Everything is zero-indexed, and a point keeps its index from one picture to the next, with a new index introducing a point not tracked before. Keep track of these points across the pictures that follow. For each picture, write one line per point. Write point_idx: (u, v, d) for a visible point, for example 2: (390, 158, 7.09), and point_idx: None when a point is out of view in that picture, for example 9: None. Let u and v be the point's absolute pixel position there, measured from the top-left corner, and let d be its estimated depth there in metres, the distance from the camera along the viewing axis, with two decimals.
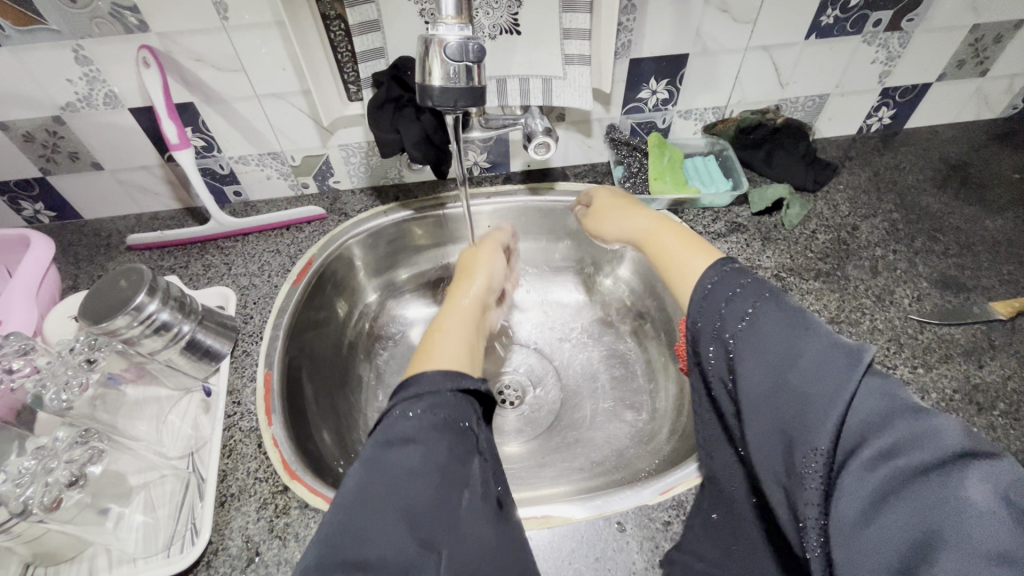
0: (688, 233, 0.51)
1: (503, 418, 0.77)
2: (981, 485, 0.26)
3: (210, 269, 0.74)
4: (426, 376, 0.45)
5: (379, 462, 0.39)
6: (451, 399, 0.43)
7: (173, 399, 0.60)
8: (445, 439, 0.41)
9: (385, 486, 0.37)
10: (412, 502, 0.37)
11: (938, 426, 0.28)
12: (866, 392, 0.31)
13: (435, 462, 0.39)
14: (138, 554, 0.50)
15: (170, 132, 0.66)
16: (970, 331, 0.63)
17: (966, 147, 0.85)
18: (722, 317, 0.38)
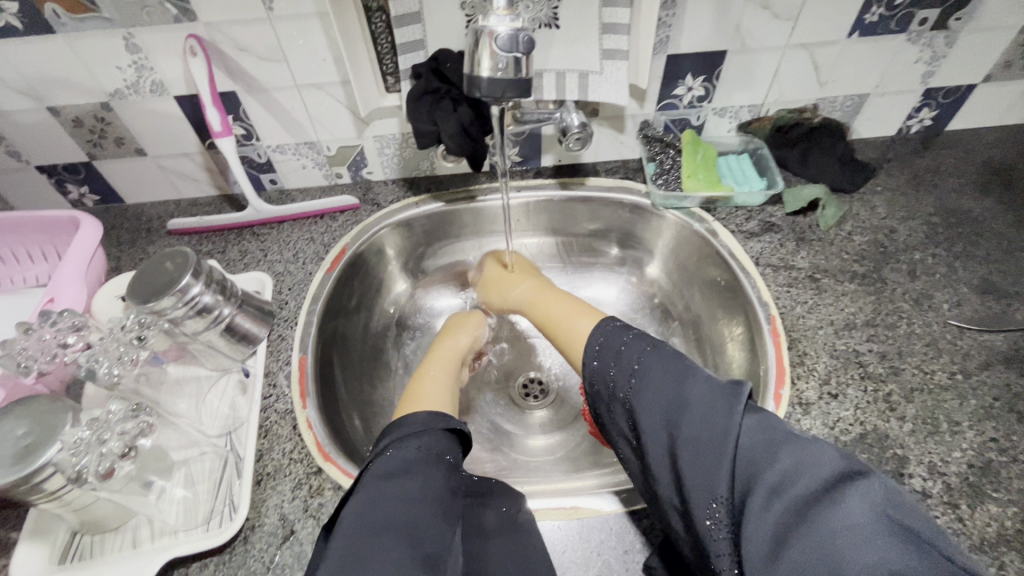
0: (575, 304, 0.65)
1: (528, 411, 0.78)
2: (860, 504, 0.31)
3: (247, 255, 0.76)
4: (410, 420, 0.49)
5: (381, 487, 0.42)
6: (436, 435, 0.48)
7: (211, 379, 0.62)
8: (438, 470, 0.45)
9: (388, 505, 0.41)
10: (413, 523, 0.40)
11: (817, 454, 0.35)
12: (750, 428, 0.37)
13: (433, 488, 0.43)
14: (179, 527, 0.51)
15: (213, 120, 0.68)
16: (1012, 338, 0.61)
17: (1011, 151, 0.82)
18: (620, 369, 0.48)
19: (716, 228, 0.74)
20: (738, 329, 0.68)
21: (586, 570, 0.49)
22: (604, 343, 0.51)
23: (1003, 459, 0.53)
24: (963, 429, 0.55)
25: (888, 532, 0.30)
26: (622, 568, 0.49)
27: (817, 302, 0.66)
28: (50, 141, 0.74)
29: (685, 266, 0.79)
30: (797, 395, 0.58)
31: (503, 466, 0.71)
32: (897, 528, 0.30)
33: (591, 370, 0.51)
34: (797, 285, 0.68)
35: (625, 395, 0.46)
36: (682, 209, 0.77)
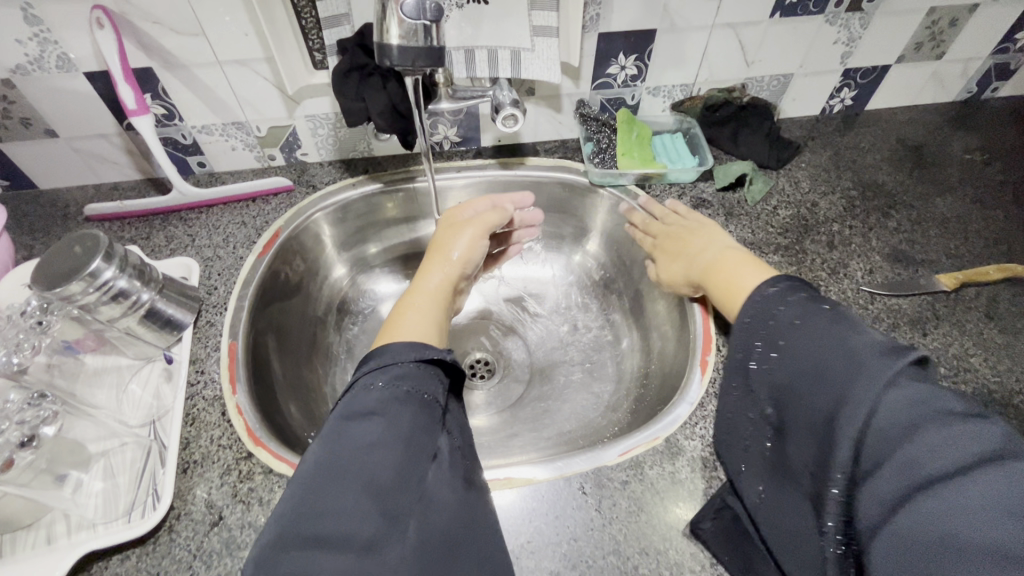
0: (750, 258, 0.58)
1: (475, 391, 0.78)
2: (999, 482, 0.29)
3: (173, 240, 0.73)
4: (392, 349, 0.47)
5: (343, 432, 0.41)
6: (412, 368, 0.47)
7: (133, 368, 0.59)
8: (408, 408, 0.43)
9: (348, 451, 0.40)
10: (376, 470, 0.39)
11: (971, 429, 0.32)
12: (896, 398, 0.34)
13: (399, 432, 0.42)
14: (97, 520, 0.49)
15: (127, 97, 0.64)
16: (916, 301, 0.66)
17: (923, 129, 0.87)
18: (772, 327, 0.43)
19: (650, 205, 0.76)
20: (672, 302, 0.70)
21: (517, 538, 0.50)
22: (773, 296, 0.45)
23: None
24: None
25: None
26: (553, 532, 0.50)
27: None
28: None
29: (622, 243, 0.81)
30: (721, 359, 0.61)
31: None
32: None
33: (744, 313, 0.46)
34: None
35: (767, 360, 0.43)
36: (619, 186, 0.79)
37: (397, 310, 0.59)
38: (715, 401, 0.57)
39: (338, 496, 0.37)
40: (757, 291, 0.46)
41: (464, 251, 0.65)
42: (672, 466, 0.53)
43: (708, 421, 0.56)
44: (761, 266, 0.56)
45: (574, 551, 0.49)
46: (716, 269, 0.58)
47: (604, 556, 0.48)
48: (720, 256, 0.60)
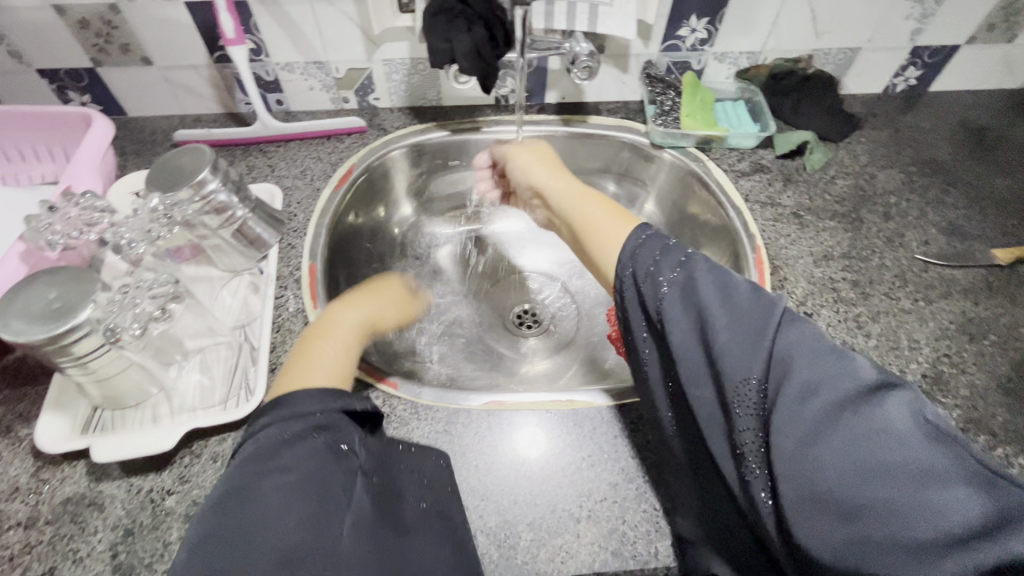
0: (611, 208, 0.59)
1: (462, 345, 0.79)
2: (899, 410, 0.30)
3: (255, 170, 0.77)
4: (296, 398, 0.43)
5: (234, 489, 0.37)
6: (325, 412, 0.43)
7: (224, 279, 0.64)
8: (317, 454, 0.40)
9: (240, 514, 0.35)
10: (276, 529, 0.35)
11: (900, 398, 0.31)
12: (796, 333, 0.34)
13: (303, 480, 0.37)
14: (197, 406, 0.54)
15: (226, 26, 0.68)
16: (970, 273, 0.67)
17: (986, 113, 0.87)
18: (645, 274, 0.41)
19: (709, 167, 0.78)
20: (727, 260, 0.73)
21: (578, 452, 0.53)
22: (649, 237, 0.44)
23: (953, 371, 0.59)
24: (920, 345, 0.61)
25: (953, 476, 0.28)
26: (612, 449, 0.53)
27: (799, 235, 0.71)
28: (55, 43, 0.74)
29: (677, 205, 0.83)
30: None
31: (497, 382, 0.75)
32: (942, 437, 0.29)
33: (624, 260, 0.43)
34: (782, 220, 0.72)
35: (659, 287, 0.40)
36: (680, 148, 0.81)
37: (314, 338, 0.54)
38: None
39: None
40: (636, 238, 0.45)
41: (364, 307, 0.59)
42: None
43: None
44: (606, 202, 0.60)
45: (632, 467, 0.52)
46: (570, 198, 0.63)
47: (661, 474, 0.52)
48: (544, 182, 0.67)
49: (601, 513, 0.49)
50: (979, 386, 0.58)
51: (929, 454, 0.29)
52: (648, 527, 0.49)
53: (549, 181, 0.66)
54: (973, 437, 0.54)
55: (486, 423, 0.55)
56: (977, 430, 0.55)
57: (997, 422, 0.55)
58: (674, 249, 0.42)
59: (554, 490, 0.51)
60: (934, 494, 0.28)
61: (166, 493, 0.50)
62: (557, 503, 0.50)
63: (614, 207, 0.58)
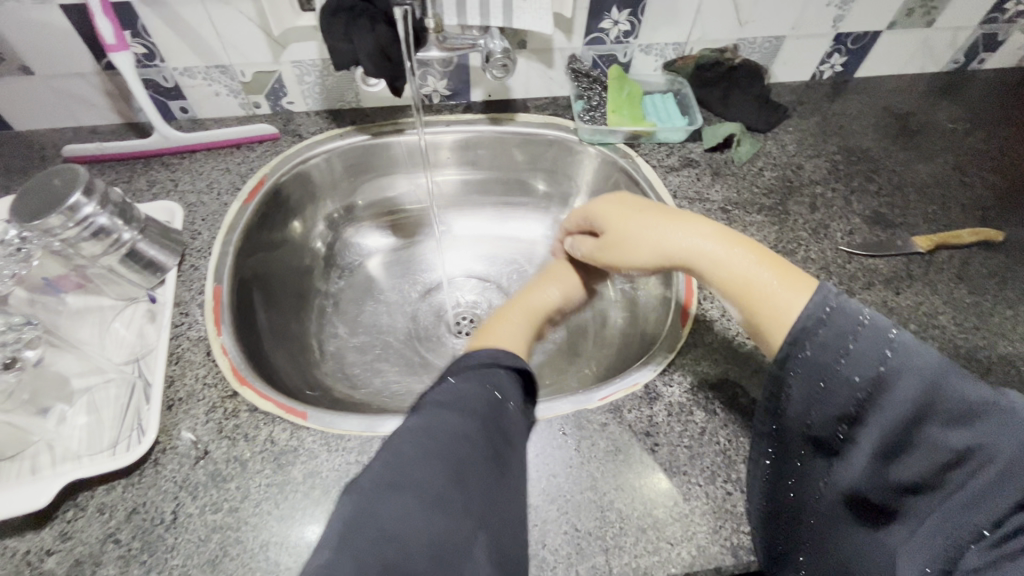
0: (768, 254, 0.46)
1: (392, 359, 0.76)
2: None
3: (156, 185, 0.72)
4: (484, 349, 0.46)
5: (407, 436, 0.37)
6: (500, 375, 0.44)
7: (116, 308, 0.59)
8: (476, 412, 0.40)
9: (405, 457, 0.36)
10: (429, 483, 0.35)
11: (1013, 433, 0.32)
12: (915, 382, 0.34)
13: (458, 441, 0.37)
14: (82, 452, 0.50)
15: (105, 31, 0.62)
16: (892, 262, 0.67)
17: (909, 97, 0.88)
18: (823, 345, 0.36)
19: (638, 163, 0.76)
20: None
21: None
22: (832, 313, 0.36)
23: None
24: None
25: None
26: (534, 469, 0.51)
27: None
28: None
29: None
30: (702, 312, 0.62)
31: None
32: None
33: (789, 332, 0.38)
34: (710, 216, 0.71)
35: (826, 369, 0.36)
36: (608, 144, 0.79)
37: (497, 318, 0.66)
38: (694, 350, 0.59)
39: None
40: (814, 308, 0.37)
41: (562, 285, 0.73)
42: (650, 411, 0.55)
43: (685, 369, 0.58)
44: (754, 247, 0.47)
45: (554, 486, 0.50)
46: (690, 250, 0.49)
47: (581, 492, 0.50)
48: (658, 246, 0.51)
49: None
50: None
51: (1004, 492, 0.32)
52: (568, 549, 0.47)
53: (698, 239, 0.48)
54: None
55: None
56: None
57: None
58: (845, 314, 0.36)
59: None
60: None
61: (45, 553, 0.45)
62: None
63: (775, 261, 0.45)
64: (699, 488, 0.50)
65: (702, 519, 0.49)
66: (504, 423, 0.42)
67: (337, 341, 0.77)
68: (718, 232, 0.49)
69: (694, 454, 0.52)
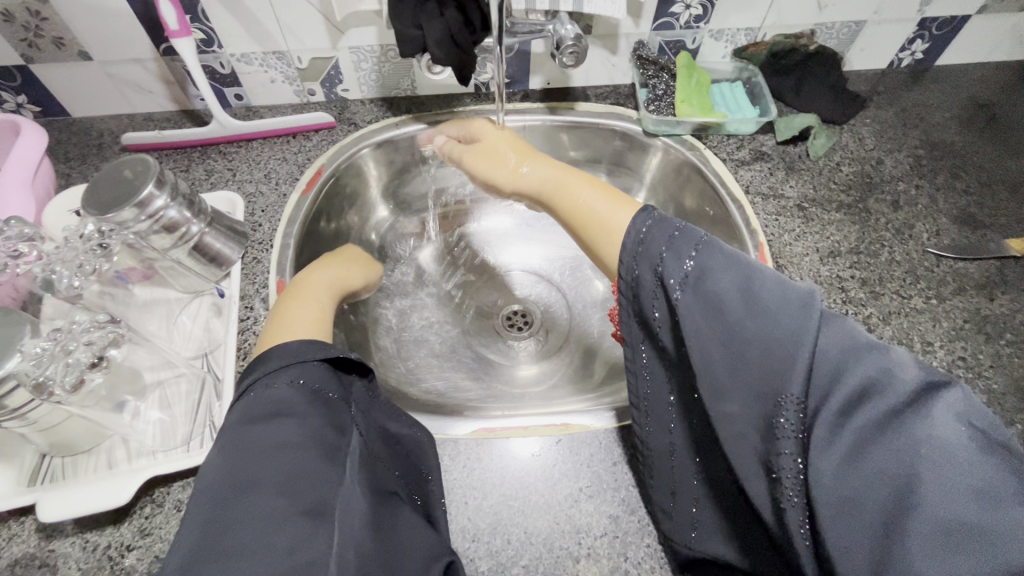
0: (606, 187, 0.52)
1: (451, 355, 0.75)
2: (951, 421, 0.29)
3: (213, 174, 0.71)
4: (284, 348, 0.43)
5: (241, 435, 0.37)
6: (312, 368, 0.42)
7: (182, 301, 0.58)
8: (307, 405, 0.40)
9: (248, 454, 0.35)
10: (287, 471, 0.35)
11: (883, 364, 0.31)
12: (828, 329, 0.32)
13: (304, 433, 0.37)
14: (157, 448, 0.49)
15: (168, 17, 0.60)
16: (983, 266, 0.63)
17: (995, 87, 0.82)
18: (709, 285, 0.35)
19: (707, 156, 0.73)
20: None
21: (576, 482, 0.49)
22: (649, 230, 0.39)
23: (969, 376, 0.55)
24: (934, 348, 0.57)
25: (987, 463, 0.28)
26: (611, 478, 0.49)
27: (804, 230, 0.66)
28: None
29: (673, 196, 0.78)
30: None
31: (486, 394, 0.71)
32: (995, 447, 0.29)
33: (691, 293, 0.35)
34: (785, 213, 0.68)
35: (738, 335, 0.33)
36: (674, 136, 0.75)
37: (289, 300, 0.54)
38: None
39: (237, 543, 0.31)
40: (719, 287, 0.34)
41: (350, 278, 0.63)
42: None
43: None
44: (598, 183, 0.53)
45: (634, 497, 0.48)
46: (557, 184, 0.55)
47: None
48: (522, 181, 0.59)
49: (601, 550, 0.46)
50: (997, 391, 0.54)
51: (977, 462, 0.28)
52: (651, 563, 0.45)
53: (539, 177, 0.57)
54: None
55: (475, 453, 0.51)
56: None
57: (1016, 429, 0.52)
58: (785, 297, 0.33)
59: (550, 527, 0.47)
60: (988, 515, 0.26)
61: (126, 548, 0.45)
62: (553, 542, 0.46)
63: (609, 188, 0.52)
64: None
65: None
66: (334, 404, 0.41)
67: (393, 335, 0.75)
68: (565, 168, 0.56)
69: None
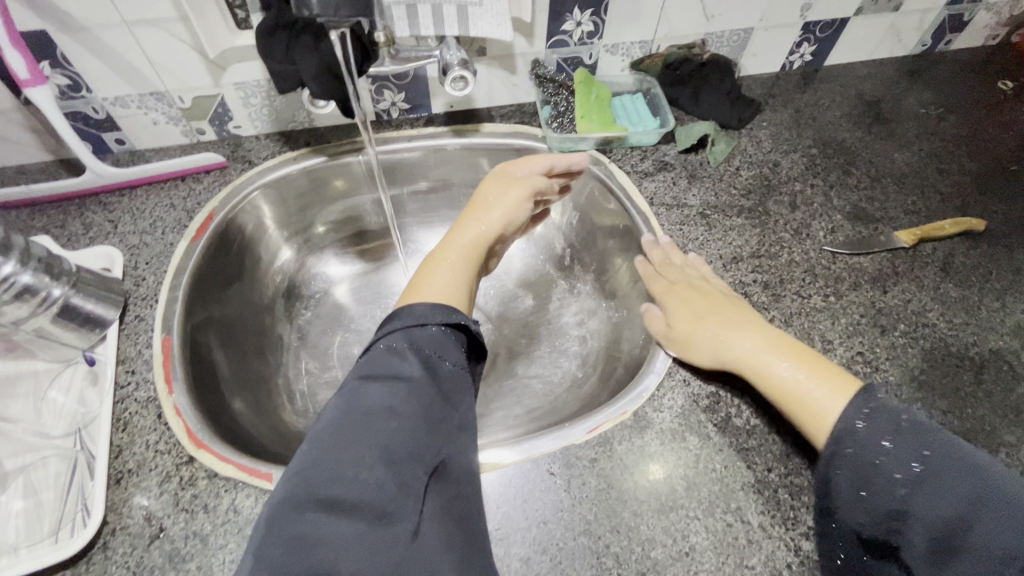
0: (816, 361, 0.49)
1: None
2: None
3: (92, 227, 0.66)
4: (413, 309, 0.47)
5: (357, 392, 0.41)
6: (430, 333, 0.45)
7: (51, 372, 0.54)
8: (418, 372, 0.42)
9: (365, 416, 0.39)
10: (393, 436, 0.38)
11: None
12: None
13: (411, 401, 0.41)
14: (20, 543, 0.45)
15: (17, 66, 0.56)
16: (876, 259, 0.65)
17: (880, 84, 0.86)
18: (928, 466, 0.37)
19: (612, 171, 0.73)
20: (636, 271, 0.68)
21: (485, 525, 0.48)
22: (871, 411, 0.41)
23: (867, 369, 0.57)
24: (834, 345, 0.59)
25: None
26: (522, 517, 0.48)
27: (707, 238, 0.67)
28: None
29: (585, 211, 0.78)
30: None
31: None
32: None
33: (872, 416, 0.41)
34: (689, 222, 0.68)
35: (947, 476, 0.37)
36: (578, 152, 0.75)
37: (423, 264, 0.55)
38: (684, 370, 0.56)
39: (339, 495, 0.35)
40: (846, 420, 0.41)
41: (507, 208, 0.58)
42: (641, 441, 0.52)
43: (675, 393, 0.54)
44: (802, 353, 0.50)
45: (545, 534, 0.47)
46: (739, 354, 0.51)
47: (574, 538, 0.47)
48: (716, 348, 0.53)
49: None
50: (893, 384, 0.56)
51: None
52: None
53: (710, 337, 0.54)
54: None
55: None
56: None
57: None
58: (912, 436, 0.39)
59: None
60: None
61: None
62: None
63: (825, 367, 0.48)
64: (698, 522, 0.47)
65: (704, 556, 0.46)
66: (446, 375, 0.44)
67: (307, 378, 0.71)
68: (769, 335, 0.52)
69: (691, 485, 0.49)
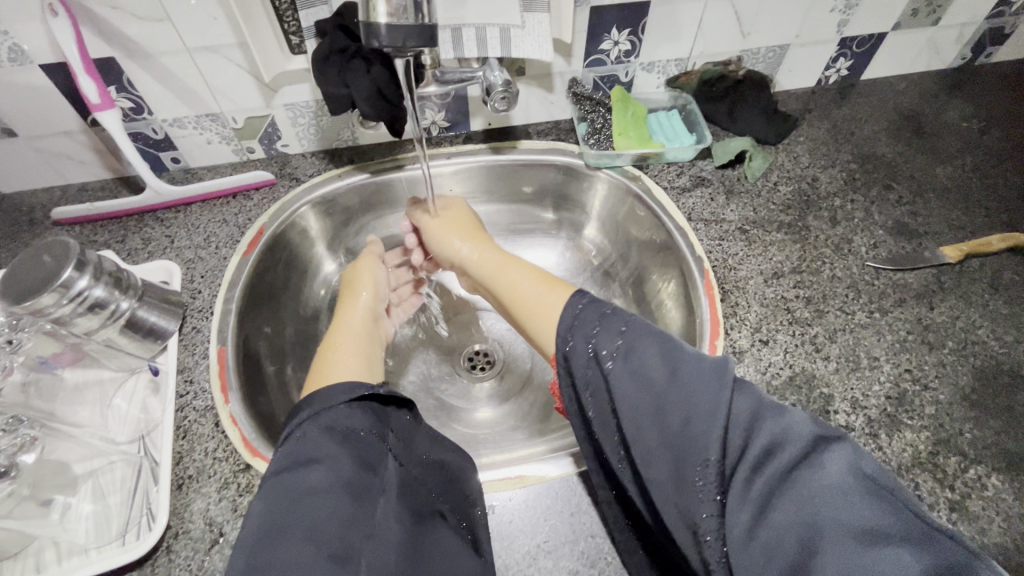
0: (540, 272, 0.56)
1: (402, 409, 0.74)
2: (838, 462, 0.31)
3: (150, 242, 0.69)
4: (325, 389, 0.44)
5: (276, 480, 0.38)
6: (348, 410, 0.44)
7: (117, 381, 0.56)
8: (343, 448, 0.41)
9: (290, 500, 0.37)
10: (321, 519, 0.36)
11: (793, 419, 0.34)
12: (739, 402, 0.35)
13: (338, 478, 0.39)
14: (90, 544, 0.47)
15: (89, 91, 0.59)
16: (922, 275, 0.65)
17: (919, 97, 0.86)
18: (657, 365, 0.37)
19: (649, 186, 0.74)
20: (674, 285, 0.68)
21: (532, 538, 0.48)
22: (589, 313, 0.42)
23: (917, 388, 0.56)
24: (881, 362, 0.58)
25: (913, 533, 0.29)
26: (569, 531, 0.48)
27: (747, 253, 0.67)
28: None
29: (621, 226, 0.79)
30: (730, 344, 0.60)
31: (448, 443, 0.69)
32: (879, 490, 0.31)
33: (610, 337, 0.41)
34: (728, 237, 0.69)
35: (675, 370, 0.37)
36: (615, 168, 0.76)
37: (325, 346, 0.57)
38: None
39: None
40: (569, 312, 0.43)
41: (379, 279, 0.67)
42: None
43: None
44: (531, 268, 0.57)
45: (592, 548, 0.47)
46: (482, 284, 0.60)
47: None
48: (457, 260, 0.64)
49: None
50: (944, 402, 0.55)
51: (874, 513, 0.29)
52: None
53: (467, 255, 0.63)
54: (943, 461, 0.52)
55: None
56: (946, 451, 0.52)
57: (966, 439, 0.53)
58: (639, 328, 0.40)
59: None
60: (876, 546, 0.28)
61: None
62: None
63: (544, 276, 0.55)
64: None
65: None
66: (367, 444, 0.43)
67: None
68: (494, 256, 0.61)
69: None
